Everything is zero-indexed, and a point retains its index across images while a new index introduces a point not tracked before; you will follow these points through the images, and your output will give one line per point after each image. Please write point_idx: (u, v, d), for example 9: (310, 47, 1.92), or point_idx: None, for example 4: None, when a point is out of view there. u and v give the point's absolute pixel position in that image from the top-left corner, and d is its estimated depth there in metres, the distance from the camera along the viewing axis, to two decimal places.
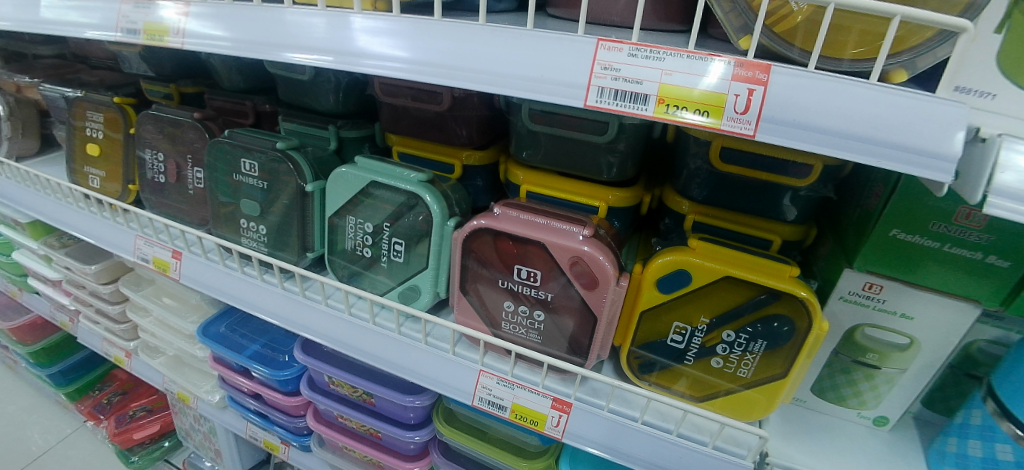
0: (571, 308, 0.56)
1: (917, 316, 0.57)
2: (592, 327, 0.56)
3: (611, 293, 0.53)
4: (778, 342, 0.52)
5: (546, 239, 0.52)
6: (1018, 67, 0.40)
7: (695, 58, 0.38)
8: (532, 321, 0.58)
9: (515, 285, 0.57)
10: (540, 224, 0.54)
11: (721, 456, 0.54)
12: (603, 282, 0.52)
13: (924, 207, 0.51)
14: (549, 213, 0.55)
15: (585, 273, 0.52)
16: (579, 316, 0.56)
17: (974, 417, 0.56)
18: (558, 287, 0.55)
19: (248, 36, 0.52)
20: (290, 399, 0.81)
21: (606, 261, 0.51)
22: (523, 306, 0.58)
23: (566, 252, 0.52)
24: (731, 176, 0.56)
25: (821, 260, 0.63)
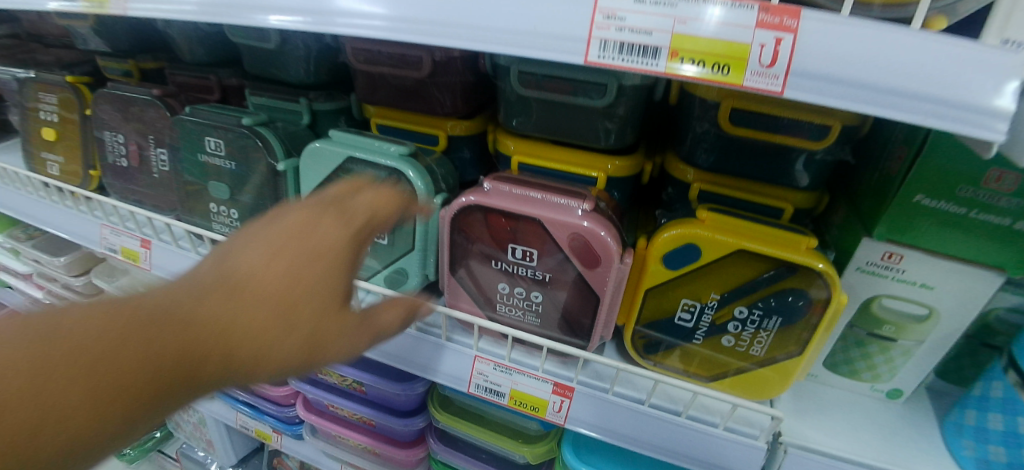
0: (571, 289, 0.52)
1: (938, 286, 0.53)
2: (593, 308, 0.52)
3: (614, 272, 0.49)
4: (794, 318, 0.49)
5: (543, 215, 0.48)
6: None
7: (711, 3, 0.33)
8: (530, 303, 0.54)
9: (509, 265, 0.53)
10: (535, 199, 0.49)
11: (733, 439, 0.51)
12: (605, 260, 0.48)
13: (951, 171, 0.47)
14: (544, 187, 0.51)
15: (585, 252, 0.49)
16: (579, 297, 0.52)
17: (994, 389, 0.53)
18: (556, 267, 0.51)
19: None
20: (277, 389, 0.77)
21: (609, 238, 0.47)
22: (519, 287, 0.54)
23: (564, 230, 0.48)
24: (741, 139, 0.51)
25: (834, 229, 0.60)
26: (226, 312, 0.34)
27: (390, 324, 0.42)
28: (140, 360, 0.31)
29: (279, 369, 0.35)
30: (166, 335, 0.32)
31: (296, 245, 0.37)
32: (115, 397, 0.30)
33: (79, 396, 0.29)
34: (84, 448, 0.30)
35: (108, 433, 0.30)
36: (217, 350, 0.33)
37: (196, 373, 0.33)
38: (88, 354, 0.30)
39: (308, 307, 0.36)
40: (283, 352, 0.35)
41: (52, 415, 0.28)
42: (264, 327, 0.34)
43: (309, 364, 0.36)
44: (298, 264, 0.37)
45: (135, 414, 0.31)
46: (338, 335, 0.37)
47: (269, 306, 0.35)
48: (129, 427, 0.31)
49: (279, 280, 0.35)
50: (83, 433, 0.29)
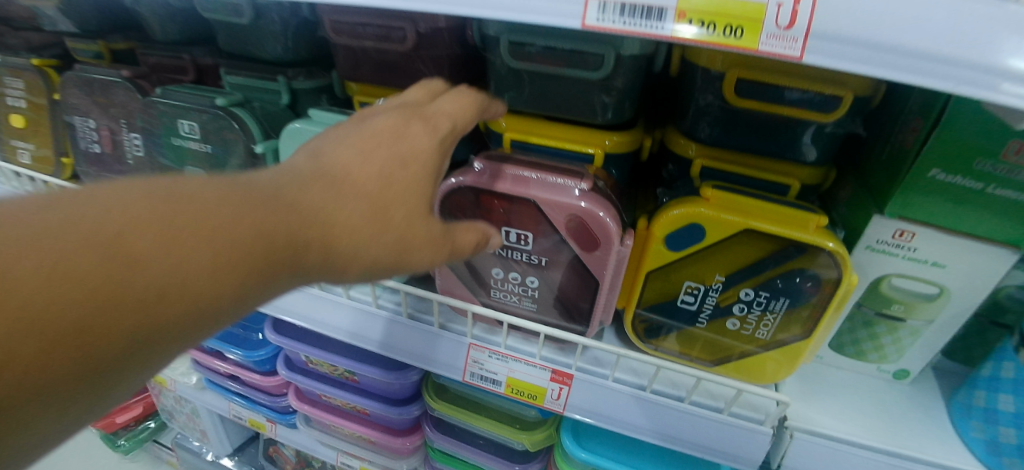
0: (568, 273, 0.49)
1: (950, 264, 0.51)
2: (591, 292, 0.50)
3: (614, 255, 0.46)
4: (802, 300, 0.47)
5: (538, 196, 0.45)
6: None
7: None
8: (525, 288, 0.52)
9: (503, 249, 0.50)
10: (529, 179, 0.46)
11: (737, 424, 0.50)
12: (605, 242, 0.46)
13: (969, 143, 0.44)
14: (539, 166, 0.48)
15: (584, 234, 0.46)
16: (577, 281, 0.50)
17: (1005, 369, 0.51)
18: (552, 250, 0.48)
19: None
20: (268, 379, 0.75)
21: (609, 219, 0.45)
22: (514, 272, 0.51)
23: (561, 211, 0.45)
24: (746, 112, 0.48)
25: (841, 205, 0.57)
26: (327, 202, 0.34)
27: (467, 242, 0.43)
28: (259, 235, 0.31)
29: (371, 266, 0.36)
30: (279, 216, 0.32)
31: (388, 149, 0.39)
32: (237, 267, 0.30)
33: (205, 260, 0.29)
34: (199, 317, 0.30)
35: (224, 303, 0.31)
36: (320, 238, 0.34)
37: (302, 261, 0.34)
38: (214, 222, 0.30)
39: (401, 207, 0.37)
40: (376, 252, 0.36)
41: (178, 277, 0.28)
42: (361, 223, 0.35)
43: (395, 269, 0.38)
44: (393, 166, 0.38)
45: (248, 292, 0.32)
46: (424, 241, 0.39)
47: (365, 205, 0.36)
48: (237, 309, 0.32)
49: (376, 178, 0.37)
50: (203, 301, 0.30)
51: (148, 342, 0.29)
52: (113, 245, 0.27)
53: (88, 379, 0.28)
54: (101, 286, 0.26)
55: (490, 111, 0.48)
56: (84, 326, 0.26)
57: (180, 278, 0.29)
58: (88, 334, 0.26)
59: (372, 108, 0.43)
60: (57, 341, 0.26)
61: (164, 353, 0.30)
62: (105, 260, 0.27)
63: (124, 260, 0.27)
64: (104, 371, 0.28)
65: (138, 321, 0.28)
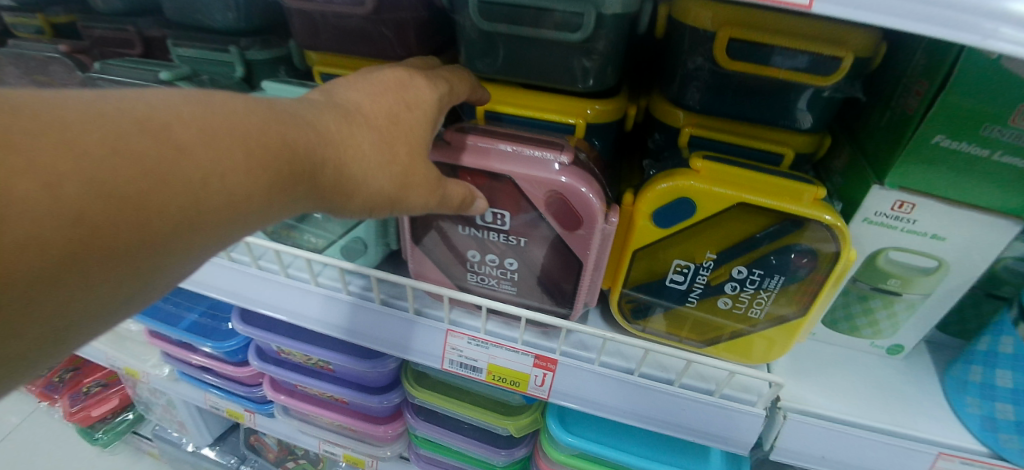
0: (549, 253, 0.46)
1: (950, 236, 0.49)
2: (573, 273, 0.47)
3: (597, 233, 0.43)
4: (797, 276, 0.44)
5: (513, 172, 0.42)
6: None
7: None
8: (504, 270, 0.49)
9: (479, 230, 0.47)
10: (504, 152, 0.42)
11: (730, 406, 0.48)
12: (587, 219, 0.42)
13: (976, 107, 0.41)
14: (515, 139, 0.44)
15: (564, 212, 0.42)
16: (559, 261, 0.47)
17: (1004, 345, 0.49)
18: (532, 229, 0.45)
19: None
20: (242, 370, 0.72)
21: (591, 194, 0.41)
22: (492, 253, 0.48)
23: (540, 188, 0.42)
24: (739, 77, 0.44)
25: (836, 175, 0.54)
26: (342, 129, 0.35)
27: (456, 196, 0.41)
28: (288, 146, 0.31)
29: (371, 199, 0.36)
30: (303, 132, 0.32)
31: (395, 94, 0.39)
32: (267, 173, 0.30)
33: (240, 160, 0.29)
34: (222, 222, 0.30)
35: (247, 210, 0.30)
36: (333, 160, 0.34)
37: (316, 181, 0.33)
38: (249, 127, 0.30)
39: (407, 144, 0.37)
40: (380, 182, 0.36)
41: (214, 175, 0.28)
42: (371, 153, 0.35)
43: (391, 205, 0.38)
44: (401, 106, 0.38)
45: (267, 205, 0.31)
46: (426, 180, 0.38)
47: (375, 136, 0.36)
48: (248, 223, 0.31)
49: (385, 114, 0.37)
50: (231, 205, 0.29)
51: (172, 241, 0.28)
52: (163, 133, 0.27)
53: (113, 271, 0.27)
54: (144, 166, 0.26)
55: (474, 97, 0.46)
56: (134, 209, 0.26)
57: (220, 174, 0.28)
58: (129, 221, 0.26)
59: (363, 68, 0.42)
60: (109, 220, 0.25)
61: (174, 257, 0.29)
62: (157, 145, 0.26)
63: (175, 148, 0.27)
64: (130, 265, 0.27)
65: (175, 216, 0.27)
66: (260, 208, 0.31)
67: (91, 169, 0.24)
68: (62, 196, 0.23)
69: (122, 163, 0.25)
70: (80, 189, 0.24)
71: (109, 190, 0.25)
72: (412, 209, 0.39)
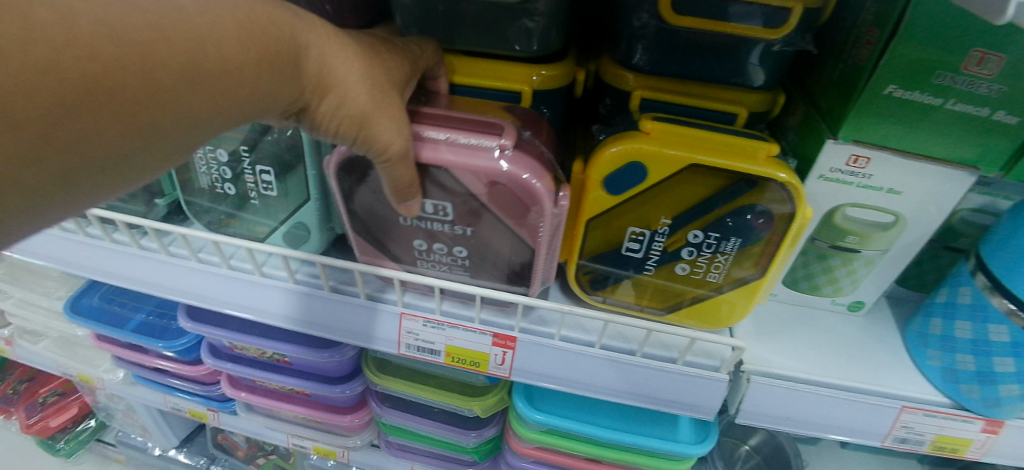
0: (497, 238, 0.44)
1: (906, 190, 0.49)
2: (524, 254, 0.45)
3: (544, 222, 0.41)
4: (752, 238, 0.43)
5: (450, 161, 0.38)
6: None
7: None
8: (454, 258, 0.47)
9: (421, 221, 0.44)
10: (438, 138, 0.39)
11: (692, 373, 0.47)
12: (534, 206, 0.40)
13: (929, 51, 0.40)
14: (449, 119, 0.40)
15: (507, 201, 0.40)
16: (508, 245, 0.44)
17: (962, 295, 0.51)
18: (477, 219, 0.42)
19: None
20: (197, 369, 0.69)
21: (536, 181, 0.39)
22: (439, 244, 0.46)
23: (479, 176, 0.39)
24: (687, 33, 0.42)
25: (791, 133, 0.54)
26: (330, 40, 0.34)
27: (400, 179, 0.37)
28: (278, 28, 0.31)
29: (343, 107, 0.34)
30: (292, 21, 0.32)
31: (374, 37, 0.39)
32: (257, 49, 0.30)
33: (233, 31, 0.29)
34: (214, 99, 0.29)
35: (238, 87, 0.30)
36: (317, 54, 0.33)
37: (299, 74, 0.32)
38: (239, 4, 0.30)
39: (384, 72, 0.36)
40: (358, 94, 0.34)
41: (213, 40, 0.28)
42: (352, 62, 0.34)
43: (361, 127, 0.35)
44: (380, 45, 0.38)
45: (254, 88, 0.30)
46: (399, 114, 0.36)
47: (357, 51, 0.35)
48: (233, 103, 0.30)
49: (365, 43, 0.37)
50: (223, 78, 0.29)
51: (166, 109, 0.27)
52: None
53: (108, 122, 0.25)
54: (156, 27, 0.25)
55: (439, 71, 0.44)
56: (140, 58, 0.25)
57: (216, 40, 0.28)
58: (135, 66, 0.25)
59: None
60: (115, 63, 0.24)
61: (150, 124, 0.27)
62: (158, 6, 0.26)
63: (176, 11, 0.27)
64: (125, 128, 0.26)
65: (172, 78, 0.26)
66: (249, 90, 0.30)
67: (103, 22, 0.24)
68: (75, 35, 0.23)
69: (125, 29, 0.24)
70: (86, 44, 0.23)
71: (118, 35, 0.24)
72: (378, 146, 0.35)
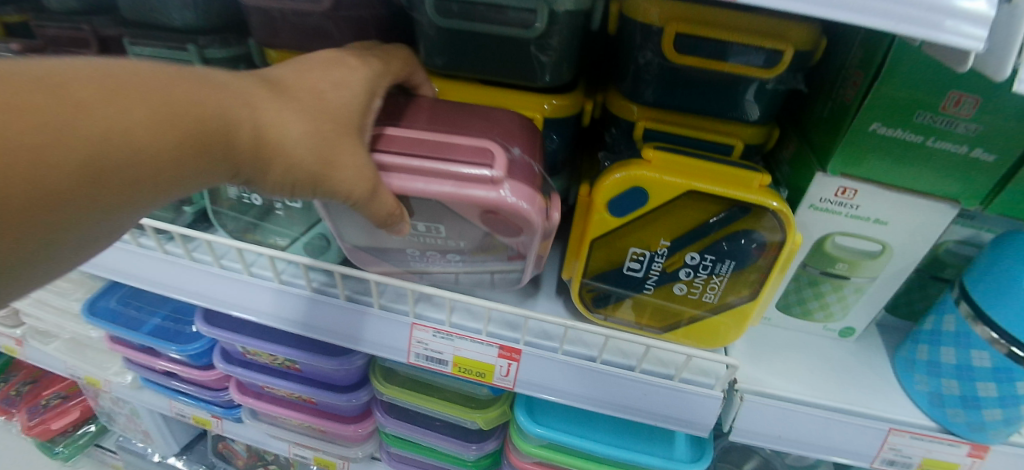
0: (492, 247, 0.45)
1: (891, 221, 0.52)
2: (523, 263, 0.46)
3: (538, 239, 0.42)
4: (746, 261, 0.46)
5: (444, 196, 0.38)
6: None
7: None
8: (448, 262, 0.48)
9: (414, 238, 0.46)
10: (424, 172, 0.39)
11: (688, 389, 0.49)
12: (528, 229, 0.40)
13: (910, 94, 0.43)
14: (435, 147, 0.40)
15: (503, 226, 0.41)
16: (504, 255, 0.46)
17: (946, 323, 0.53)
18: (468, 233, 0.44)
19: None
20: (207, 374, 0.71)
21: (528, 207, 0.39)
22: (433, 252, 0.47)
23: (473, 208, 0.39)
24: (688, 70, 0.46)
25: (784, 165, 0.57)
26: (272, 104, 0.35)
27: (376, 215, 0.38)
28: (198, 105, 0.32)
29: (292, 169, 0.35)
30: (218, 94, 0.33)
31: (327, 75, 0.38)
32: (173, 133, 0.31)
33: (143, 118, 0.30)
34: (140, 186, 0.32)
35: (161, 174, 0.32)
36: (250, 120, 0.34)
37: (236, 145, 0.34)
38: (153, 87, 0.31)
39: (335, 119, 0.36)
40: (302, 154, 0.35)
41: (117, 131, 0.29)
42: (292, 120, 0.35)
43: (314, 184, 0.36)
44: (332, 86, 0.38)
45: (186, 169, 0.33)
46: (356, 160, 0.36)
47: (299, 107, 0.35)
48: (153, 184, 0.32)
49: (310, 90, 0.37)
50: (137, 162, 0.31)
51: (94, 203, 0.31)
52: (64, 92, 0.28)
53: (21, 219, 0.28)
54: (46, 127, 0.27)
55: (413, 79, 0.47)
56: (29, 159, 0.27)
57: (119, 130, 0.30)
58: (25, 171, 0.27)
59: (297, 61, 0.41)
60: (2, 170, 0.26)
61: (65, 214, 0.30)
62: (58, 104, 0.28)
63: (75, 104, 0.28)
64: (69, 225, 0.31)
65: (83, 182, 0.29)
66: (178, 172, 0.33)
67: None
68: None
69: (23, 126, 0.27)
70: None
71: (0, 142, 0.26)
72: (342, 195, 0.36)
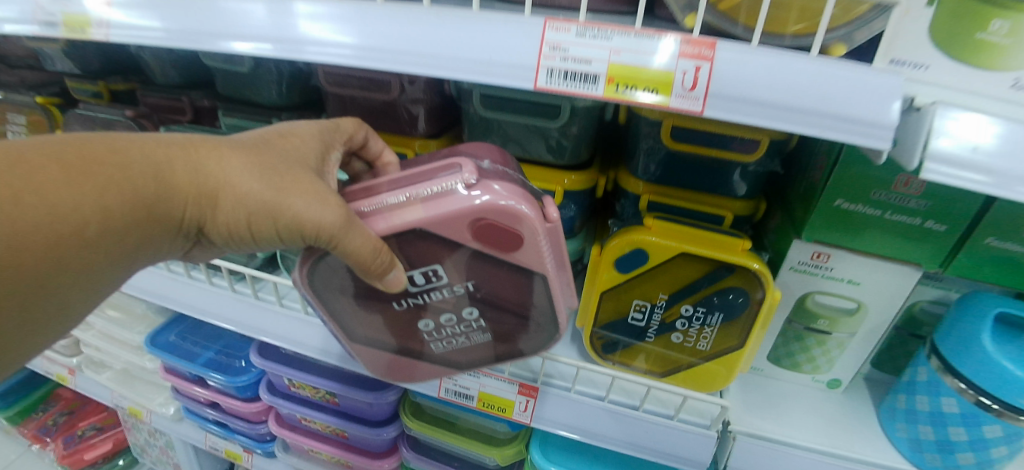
0: (498, 282, 0.43)
1: (863, 281, 0.60)
2: (534, 289, 0.43)
3: (542, 241, 0.39)
4: (734, 314, 0.54)
5: (430, 219, 0.38)
6: (950, 37, 0.41)
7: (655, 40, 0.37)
8: (466, 322, 0.46)
9: (419, 297, 0.44)
10: (402, 203, 0.39)
11: (686, 428, 0.55)
12: (525, 233, 0.38)
13: (866, 177, 0.53)
14: (405, 180, 0.40)
15: (499, 237, 0.39)
16: (512, 291, 0.43)
17: (920, 373, 0.60)
18: (474, 270, 0.42)
19: (162, 24, 0.47)
20: (249, 406, 0.78)
21: (512, 202, 0.37)
22: (445, 314, 0.45)
23: (464, 221, 0.38)
24: (683, 154, 0.56)
25: (771, 233, 0.66)
26: (210, 154, 0.38)
27: (358, 252, 0.37)
28: (120, 155, 0.36)
29: (247, 204, 0.38)
30: (142, 148, 0.37)
31: (272, 129, 0.42)
32: (92, 185, 0.35)
33: (59, 175, 0.34)
34: (69, 244, 0.35)
35: (85, 230, 0.35)
36: (188, 168, 0.38)
37: (171, 192, 0.37)
38: (67, 148, 0.35)
39: (278, 156, 0.39)
40: (253, 191, 0.37)
41: (30, 188, 0.33)
42: (232, 162, 0.38)
43: (274, 217, 0.37)
44: (276, 135, 0.41)
45: (115, 224, 0.36)
46: (309, 190, 0.38)
47: (239, 152, 0.39)
48: (95, 232, 0.35)
49: (255, 139, 0.41)
50: (65, 215, 0.34)
51: (28, 266, 0.34)
52: None
53: None
54: None
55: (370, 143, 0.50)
56: None
57: (37, 188, 0.33)
58: None
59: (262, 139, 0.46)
60: None
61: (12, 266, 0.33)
62: None
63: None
64: (14, 289, 0.35)
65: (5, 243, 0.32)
66: (107, 226, 0.36)
67: None
68: None
69: None
70: None
71: None
72: (310, 227, 0.36)
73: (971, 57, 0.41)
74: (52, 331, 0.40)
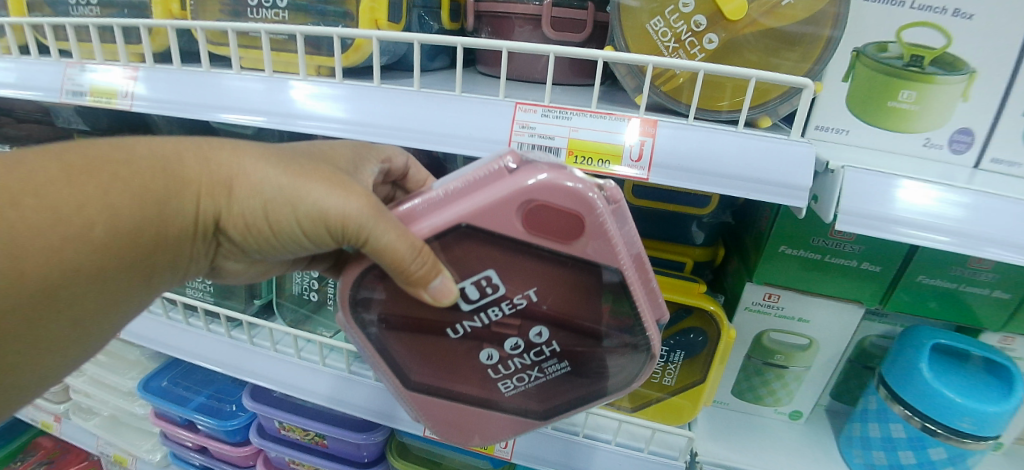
0: (560, 287, 0.38)
1: (812, 319, 0.66)
2: (603, 286, 0.38)
3: (608, 225, 0.35)
4: (695, 351, 0.60)
5: (475, 208, 0.34)
6: (863, 108, 0.48)
7: (607, 120, 0.44)
8: (536, 349, 0.42)
9: (479, 318, 0.40)
10: (444, 199, 0.36)
11: (657, 460, 0.59)
12: (586, 215, 0.34)
13: (803, 227, 0.60)
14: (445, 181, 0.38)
15: (556, 222, 0.35)
16: (580, 300, 0.39)
17: (870, 402, 0.65)
18: (534, 275, 0.38)
19: (179, 95, 0.53)
20: (238, 450, 0.80)
21: (565, 179, 0.33)
22: (509, 338, 0.41)
23: (514, 207, 0.34)
24: (645, 207, 0.62)
25: (729, 277, 0.72)
26: (227, 149, 0.38)
27: (393, 247, 0.34)
28: (125, 154, 0.36)
29: (269, 199, 0.36)
30: (157, 148, 0.37)
31: (303, 143, 0.43)
32: (95, 184, 0.34)
33: (59, 175, 0.34)
34: (75, 248, 0.34)
35: (92, 232, 0.34)
36: (201, 163, 0.37)
37: (181, 187, 0.36)
38: (73, 153, 0.35)
39: (305, 158, 0.39)
40: (274, 184, 0.36)
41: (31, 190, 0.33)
42: (252, 157, 0.37)
43: (292, 205, 0.36)
44: (304, 146, 0.42)
45: (125, 224, 0.35)
46: (334, 183, 0.36)
47: (263, 150, 0.38)
48: (103, 228, 0.34)
49: (280, 146, 0.41)
50: (72, 214, 0.34)
51: (29, 272, 0.33)
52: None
53: None
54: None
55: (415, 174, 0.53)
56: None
57: (35, 190, 0.33)
58: None
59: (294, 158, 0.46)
60: None
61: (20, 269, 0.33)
62: None
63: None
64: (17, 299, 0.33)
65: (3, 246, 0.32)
66: (113, 228, 0.35)
67: None
68: None
69: None
70: None
71: None
72: (338, 218, 0.35)
73: (887, 121, 0.48)
74: (67, 350, 0.39)
